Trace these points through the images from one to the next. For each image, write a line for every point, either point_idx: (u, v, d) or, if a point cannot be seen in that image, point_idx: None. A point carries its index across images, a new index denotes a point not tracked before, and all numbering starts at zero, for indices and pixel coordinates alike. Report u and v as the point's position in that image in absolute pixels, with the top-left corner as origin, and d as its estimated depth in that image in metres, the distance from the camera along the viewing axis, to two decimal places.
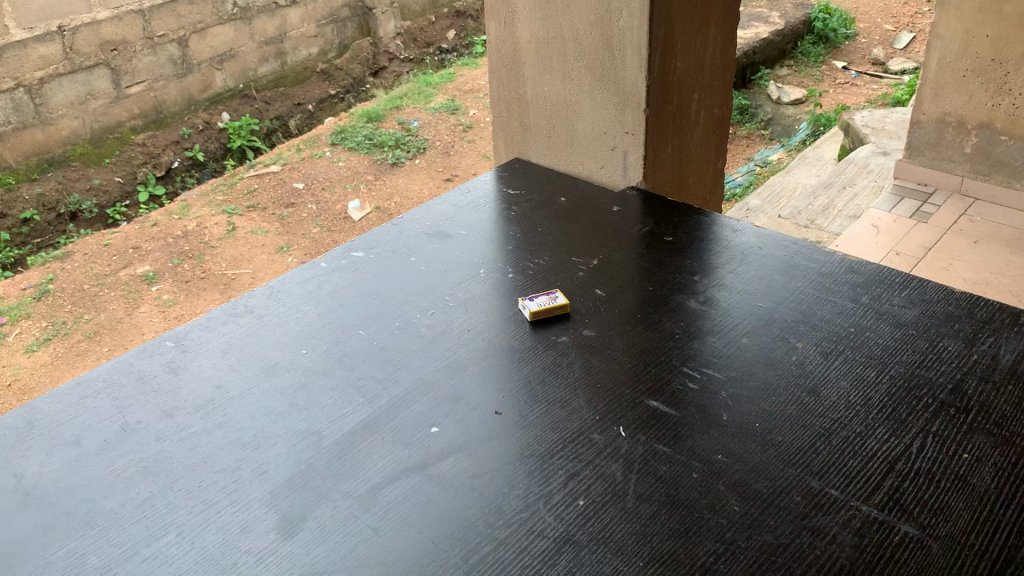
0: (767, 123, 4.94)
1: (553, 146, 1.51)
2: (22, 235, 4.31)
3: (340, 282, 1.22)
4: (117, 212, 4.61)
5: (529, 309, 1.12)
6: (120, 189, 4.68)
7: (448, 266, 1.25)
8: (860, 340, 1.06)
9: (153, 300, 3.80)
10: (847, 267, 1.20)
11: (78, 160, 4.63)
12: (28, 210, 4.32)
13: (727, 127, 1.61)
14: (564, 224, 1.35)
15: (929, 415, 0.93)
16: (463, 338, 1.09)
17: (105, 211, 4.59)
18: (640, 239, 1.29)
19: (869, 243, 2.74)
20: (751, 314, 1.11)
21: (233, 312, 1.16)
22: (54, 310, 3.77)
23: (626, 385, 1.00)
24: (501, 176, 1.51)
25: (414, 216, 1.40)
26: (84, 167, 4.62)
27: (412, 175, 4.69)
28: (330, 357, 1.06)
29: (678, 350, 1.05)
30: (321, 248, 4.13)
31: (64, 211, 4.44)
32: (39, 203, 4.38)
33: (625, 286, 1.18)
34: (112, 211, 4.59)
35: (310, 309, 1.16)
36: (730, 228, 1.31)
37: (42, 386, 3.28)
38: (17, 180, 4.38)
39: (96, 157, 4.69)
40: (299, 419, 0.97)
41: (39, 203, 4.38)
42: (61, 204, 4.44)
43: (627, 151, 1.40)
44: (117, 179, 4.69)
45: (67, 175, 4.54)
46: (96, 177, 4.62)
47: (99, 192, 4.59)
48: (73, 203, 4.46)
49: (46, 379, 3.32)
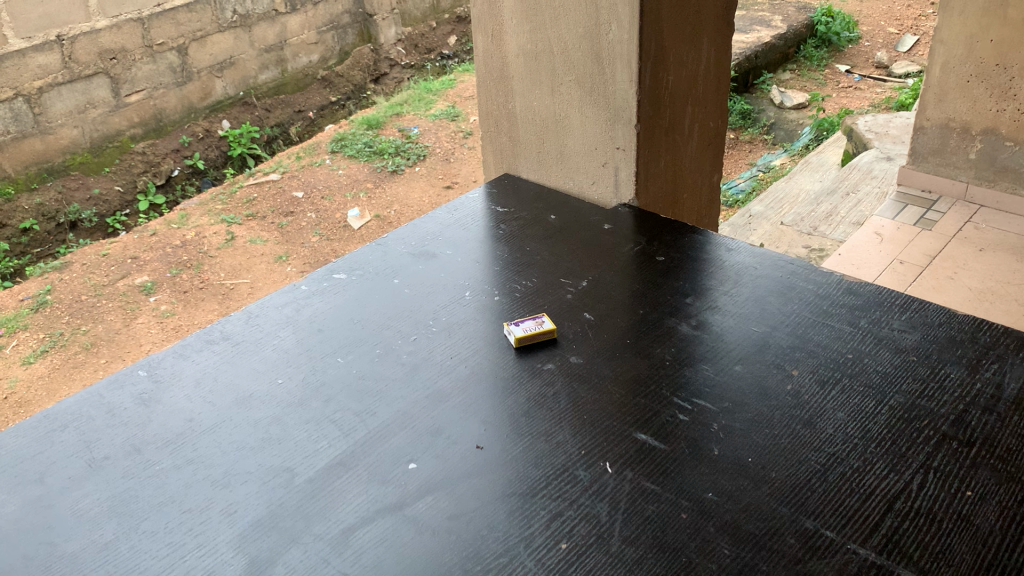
0: (770, 129, 4.90)
1: (543, 161, 1.47)
2: (22, 245, 4.30)
3: (321, 306, 1.18)
4: (117, 221, 4.58)
5: (514, 334, 1.08)
6: (120, 198, 4.66)
7: (433, 289, 1.21)
8: (860, 367, 1.01)
9: (151, 311, 3.77)
10: (846, 288, 1.16)
11: (77, 169, 4.61)
12: (28, 219, 4.31)
13: (723, 140, 1.57)
14: (553, 243, 1.31)
15: (930, 449, 0.89)
16: (446, 366, 1.05)
17: (105, 220, 4.56)
18: (631, 258, 1.25)
19: (873, 251, 2.70)
20: (745, 340, 1.07)
21: (209, 339, 1.12)
22: (52, 321, 3.74)
23: (613, 416, 0.96)
24: (490, 193, 1.47)
25: (399, 235, 1.35)
26: (83, 176, 4.61)
27: (412, 183, 4.66)
28: (307, 387, 1.03)
29: (668, 379, 1.01)
30: (321, 258, 4.10)
31: (63, 220, 4.42)
32: (39, 213, 4.36)
33: (615, 309, 1.14)
34: (112, 220, 4.56)
35: (288, 335, 1.12)
36: (725, 247, 1.27)
37: (38, 398, 3.25)
38: (17, 190, 4.37)
39: (96, 166, 4.67)
40: (272, 454, 0.93)
41: (39, 213, 4.36)
42: (60, 213, 4.41)
43: (619, 167, 1.36)
44: (117, 188, 4.67)
45: (67, 184, 4.52)
46: (96, 187, 4.60)
47: (98, 201, 4.57)
48: (73, 212, 4.43)
49: (43, 392, 3.30)
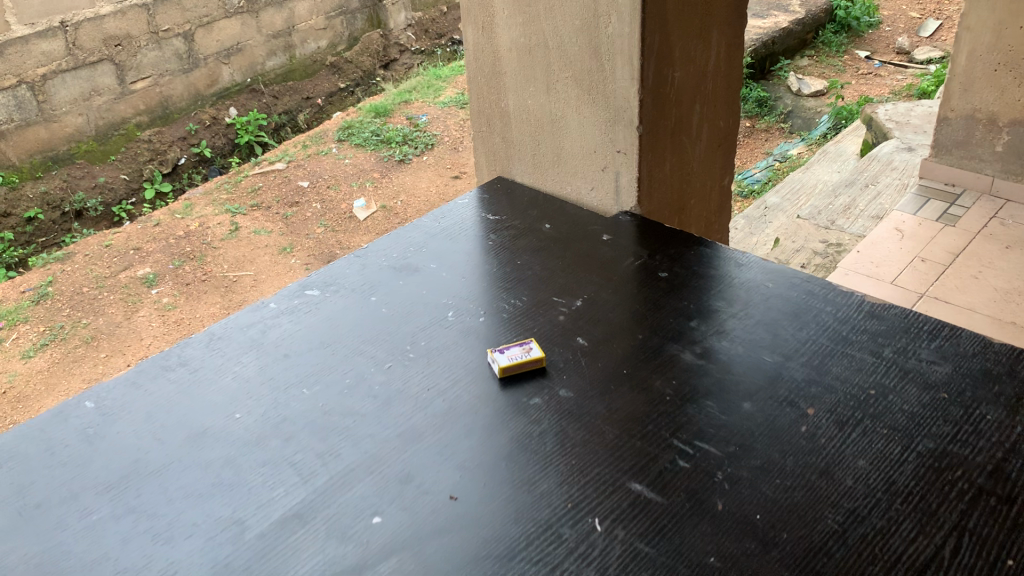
0: (787, 117, 4.74)
1: (538, 164, 1.36)
2: (27, 234, 4.21)
3: (289, 326, 1.08)
4: (123, 211, 4.51)
5: (498, 362, 0.97)
6: (125, 186, 4.58)
7: (414, 307, 1.11)
8: (883, 406, 0.90)
9: (153, 304, 3.69)
10: (867, 311, 1.04)
11: (83, 158, 4.54)
12: (32, 209, 4.23)
13: (734, 140, 1.44)
14: (547, 256, 1.20)
15: (964, 507, 0.78)
16: (422, 400, 0.95)
17: (111, 209, 4.49)
18: (632, 274, 1.14)
19: (893, 248, 2.57)
20: (755, 372, 0.96)
21: (166, 365, 1.03)
22: (54, 313, 3.67)
23: (603, 462, 0.85)
24: (481, 199, 1.37)
25: (380, 245, 1.24)
26: (88, 165, 4.54)
27: (419, 172, 4.55)
28: (267, 424, 0.93)
29: (667, 418, 0.90)
30: (326, 250, 3.99)
31: (69, 209, 4.35)
32: (43, 202, 4.29)
33: (612, 334, 1.03)
34: (117, 209, 4.49)
35: (250, 361, 1.02)
36: (734, 262, 1.15)
37: (36, 393, 3.18)
38: (21, 178, 4.30)
39: (102, 155, 4.61)
40: (223, 503, 0.84)
41: (43, 202, 4.29)
42: (65, 203, 4.34)
43: (620, 172, 1.25)
44: (122, 176, 4.59)
45: (71, 172, 4.45)
46: (101, 175, 4.52)
47: (103, 190, 4.49)
48: (78, 201, 4.37)
49: (41, 387, 3.23)
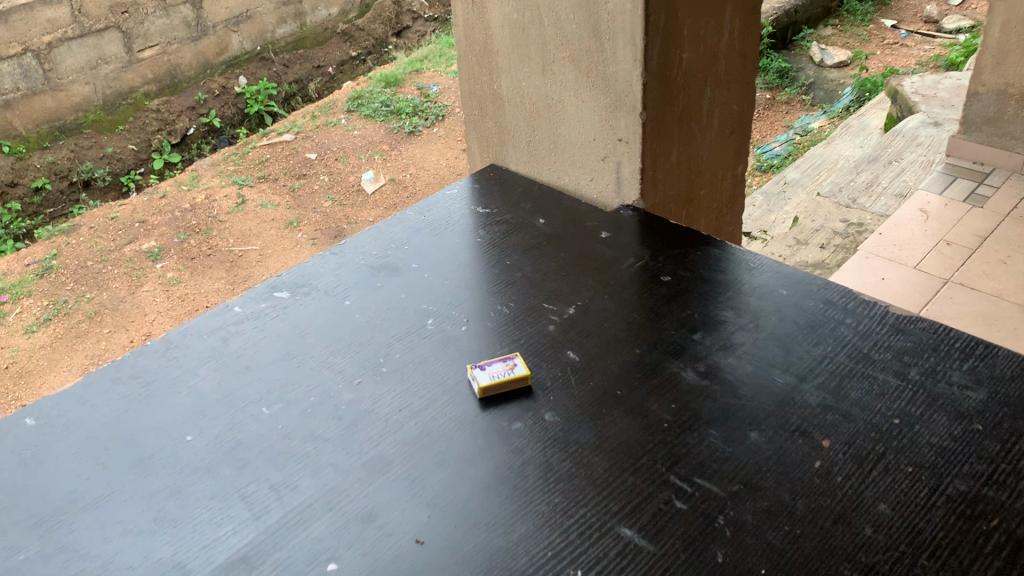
0: (809, 89, 4.58)
1: (534, 152, 1.25)
2: (34, 206, 4.19)
3: (253, 334, 0.98)
4: (132, 180, 4.43)
5: (477, 381, 0.87)
6: (133, 156, 4.48)
7: (391, 312, 1.01)
8: (908, 439, 0.80)
9: (157, 279, 3.61)
10: (892, 325, 0.94)
11: (90, 127, 4.48)
12: (39, 179, 4.19)
13: (749, 125, 1.33)
14: (539, 255, 1.10)
15: (1001, 565, 0.68)
16: (392, 423, 0.85)
17: (120, 178, 4.41)
18: (631, 278, 1.03)
19: (917, 230, 2.45)
20: (765, 396, 0.86)
21: (118, 378, 0.94)
22: (58, 288, 3.61)
23: (587, 502, 0.76)
24: (472, 189, 1.27)
25: (359, 242, 1.15)
26: (96, 135, 4.47)
27: (429, 144, 4.41)
28: (220, 449, 0.84)
29: (664, 449, 0.81)
30: (333, 224, 3.88)
31: (76, 179, 4.28)
32: (50, 172, 4.24)
33: (607, 348, 0.93)
34: (126, 179, 4.41)
35: (208, 374, 0.93)
36: (744, 265, 1.05)
37: (39, 369, 3.13)
38: (29, 149, 4.26)
39: (109, 124, 4.54)
40: (164, 543, 0.75)
41: (50, 172, 4.24)
42: (73, 172, 4.28)
43: (621, 162, 1.14)
44: (131, 146, 4.49)
45: (79, 143, 4.39)
46: (109, 145, 4.44)
47: (111, 160, 4.41)
48: (86, 171, 4.28)
49: (44, 362, 3.18)
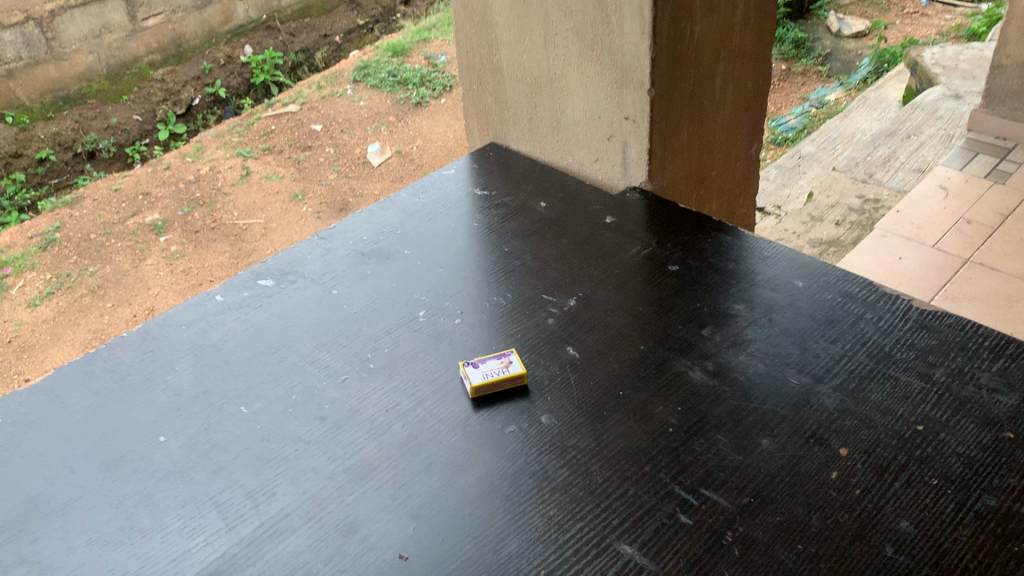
0: (826, 60, 4.46)
1: (535, 130, 1.19)
2: (39, 175, 4.11)
3: (235, 325, 0.93)
4: (137, 152, 4.34)
5: (469, 380, 0.82)
6: (138, 127, 4.40)
7: (380, 302, 0.95)
8: (932, 447, 0.74)
9: (160, 253, 3.54)
10: (915, 321, 0.87)
11: (94, 97, 4.42)
12: (43, 149, 4.11)
13: (764, 102, 1.25)
14: (540, 242, 1.03)
15: None
16: (378, 425, 0.80)
17: (124, 150, 4.33)
18: (636, 267, 0.97)
19: (936, 207, 2.37)
20: (777, 397, 0.80)
21: (90, 371, 0.89)
22: (60, 261, 3.56)
23: (585, 515, 0.70)
24: (470, 170, 1.20)
25: (349, 225, 1.09)
26: (100, 105, 4.41)
27: (436, 116, 4.30)
28: (194, 451, 0.79)
29: (669, 456, 0.75)
30: (339, 197, 3.80)
31: (81, 150, 4.21)
32: (55, 142, 4.17)
33: (609, 343, 0.87)
34: (131, 150, 4.33)
35: (186, 368, 0.88)
36: (757, 254, 0.98)
37: (42, 344, 3.11)
38: (32, 119, 4.20)
39: (114, 94, 4.48)
40: (130, 554, 0.70)
41: (55, 143, 4.17)
42: (78, 143, 4.21)
43: (628, 142, 1.07)
44: (136, 116, 4.42)
45: (83, 113, 4.32)
46: (114, 116, 4.36)
47: (116, 131, 4.33)
48: (90, 141, 4.21)
49: (47, 337, 3.15)
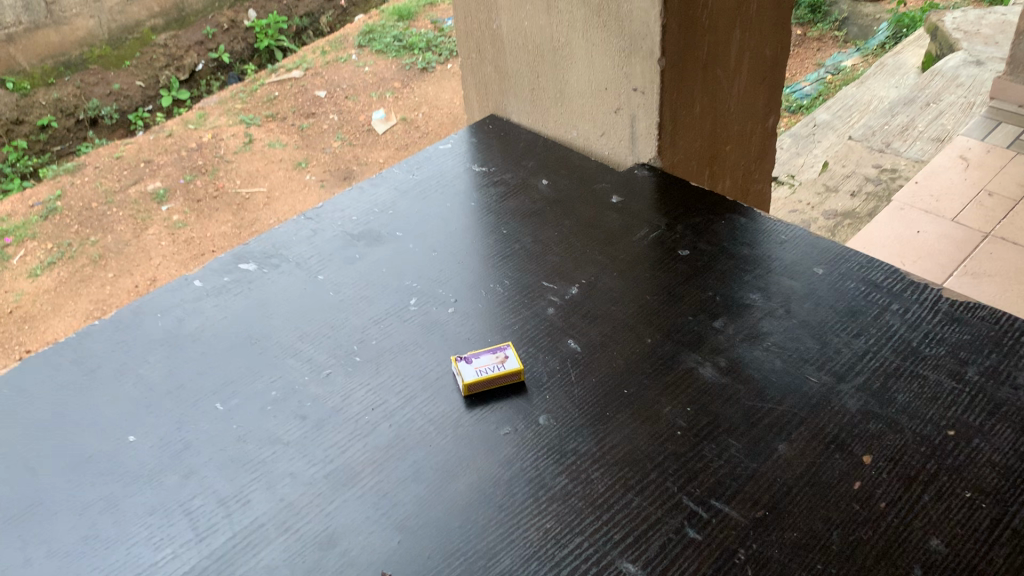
0: (842, 24, 4.35)
1: (538, 102, 1.11)
2: (41, 143, 4.08)
3: (212, 313, 0.87)
4: (140, 119, 4.31)
5: (462, 376, 0.76)
6: (141, 94, 4.32)
7: (370, 288, 0.89)
8: (966, 456, 0.68)
9: (162, 223, 3.45)
10: (946, 313, 0.80)
11: (96, 63, 4.28)
12: (45, 116, 4.07)
13: (782, 72, 1.17)
14: (540, 223, 0.97)
15: None
16: (362, 426, 0.74)
17: (127, 116, 4.29)
18: (644, 252, 0.90)
19: (956, 179, 2.29)
20: (795, 397, 0.74)
21: (58, 362, 0.83)
22: (61, 231, 3.48)
23: (584, 529, 0.64)
24: (468, 144, 1.13)
25: (338, 205, 1.02)
26: (102, 71, 4.29)
27: (443, 82, 4.19)
28: (165, 453, 0.73)
29: (677, 462, 0.69)
30: (343, 165, 3.71)
31: (83, 116, 4.15)
32: (56, 109, 4.10)
33: (613, 336, 0.81)
34: (133, 117, 4.29)
35: (159, 361, 0.82)
36: (773, 238, 0.91)
37: (43, 314, 3.05)
38: (33, 85, 4.11)
39: (116, 60, 4.33)
40: (92, 568, 0.65)
41: (56, 109, 4.10)
42: (80, 109, 4.14)
43: (636, 115, 1.00)
44: (138, 82, 4.33)
45: (86, 79, 4.22)
46: (116, 82, 4.27)
47: (119, 97, 4.25)
48: (92, 108, 4.15)
49: (48, 308, 3.09)
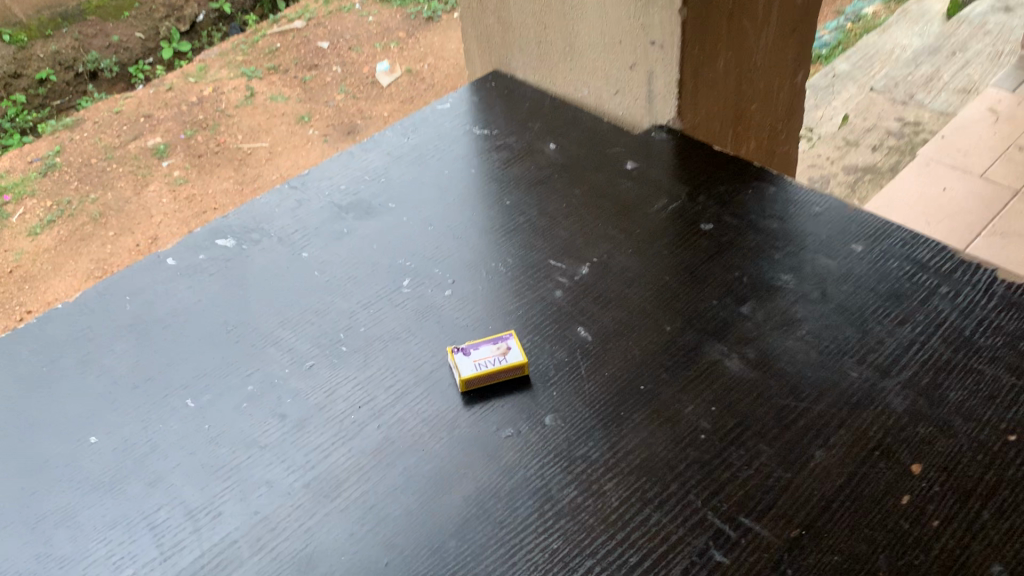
0: None
1: (546, 56, 1.01)
2: (40, 97, 3.68)
3: (186, 296, 0.79)
4: (140, 72, 3.91)
5: (459, 371, 0.68)
6: (141, 46, 3.90)
7: (359, 267, 0.81)
8: None
9: (162, 179, 3.17)
10: (1003, 298, 0.72)
11: (94, 14, 3.82)
12: (44, 69, 3.66)
13: (812, 22, 1.07)
14: (547, 194, 0.88)
15: None
16: (348, 427, 0.66)
17: (127, 69, 3.89)
18: (662, 226, 0.82)
19: (986, 133, 2.19)
20: (832, 393, 0.66)
21: (17, 353, 0.75)
22: (61, 188, 3.18)
23: (596, 552, 0.57)
24: (469, 105, 1.04)
25: (328, 174, 0.93)
26: (101, 22, 3.83)
27: (449, 31, 3.90)
28: (129, 457, 0.66)
29: (699, 470, 0.61)
30: (346, 120, 3.41)
31: (83, 70, 3.74)
32: (55, 62, 3.69)
33: (628, 324, 0.72)
34: (134, 70, 3.89)
35: (126, 352, 0.74)
36: (806, 211, 0.82)
37: (43, 274, 2.81)
38: (30, 37, 3.67)
39: (114, 11, 3.87)
40: None
41: (55, 62, 3.69)
42: (79, 63, 3.73)
43: (654, 72, 0.90)
44: (138, 34, 3.89)
45: (84, 30, 3.77)
46: (115, 34, 3.83)
47: (119, 49, 3.84)
48: (92, 61, 3.74)
49: (49, 267, 2.84)
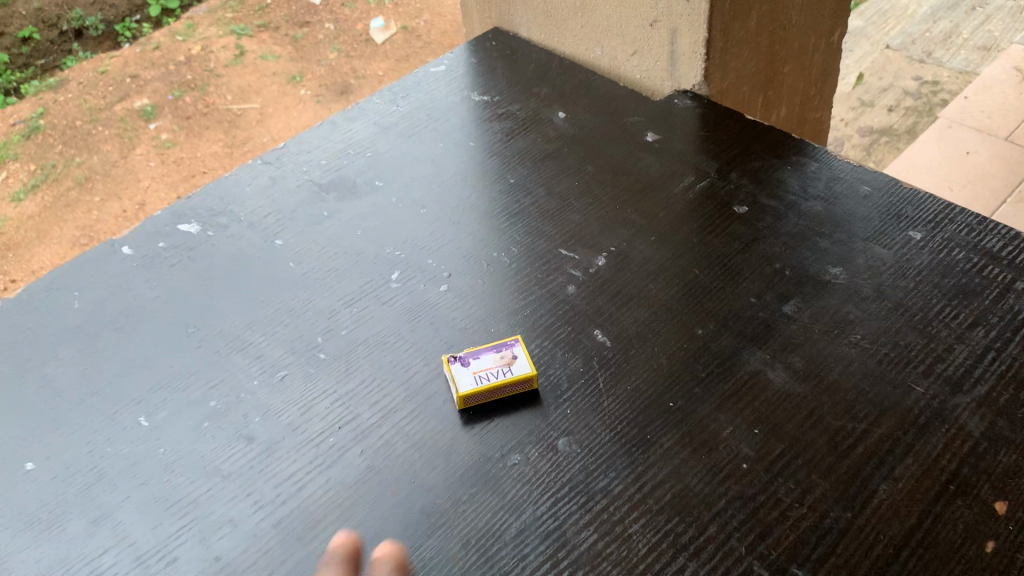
0: None
1: (553, 10, 0.90)
2: (24, 56, 3.06)
3: (143, 292, 0.69)
4: (127, 30, 3.20)
5: (456, 386, 0.58)
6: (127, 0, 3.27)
7: (342, 258, 0.70)
8: None
9: (149, 143, 2.69)
10: None
11: None
12: (27, 26, 3.05)
13: None
14: (556, 170, 0.77)
15: None
16: (326, 452, 0.57)
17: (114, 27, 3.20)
18: (689, 210, 0.71)
19: (1012, 92, 2.05)
20: (893, 412, 0.56)
21: None
22: (46, 152, 2.70)
23: None
24: (469, 68, 0.92)
25: (308, 146, 0.83)
26: None
27: None
28: (69, 488, 0.56)
29: (739, 508, 0.51)
30: (340, 79, 2.95)
31: (67, 28, 3.11)
32: (37, 19, 3.08)
33: (652, 328, 0.62)
34: (121, 27, 3.19)
35: (72, 359, 0.64)
36: (855, 192, 0.71)
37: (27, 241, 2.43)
38: None
39: None
40: None
41: (37, 19, 3.08)
42: (61, 20, 3.10)
43: (678, 30, 0.78)
44: None
45: None
46: None
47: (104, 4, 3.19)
48: (75, 18, 3.10)
49: (32, 234, 2.46)
